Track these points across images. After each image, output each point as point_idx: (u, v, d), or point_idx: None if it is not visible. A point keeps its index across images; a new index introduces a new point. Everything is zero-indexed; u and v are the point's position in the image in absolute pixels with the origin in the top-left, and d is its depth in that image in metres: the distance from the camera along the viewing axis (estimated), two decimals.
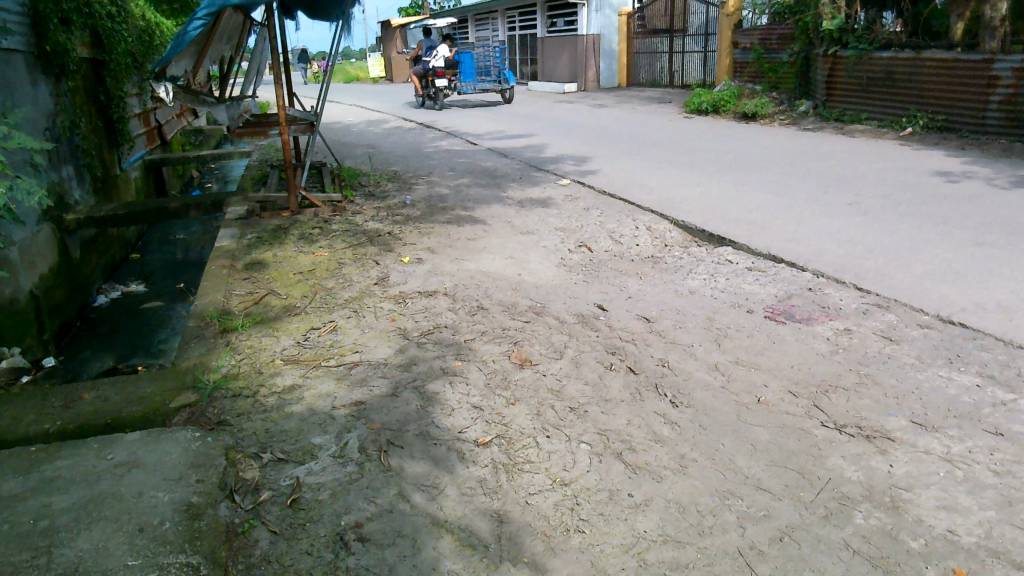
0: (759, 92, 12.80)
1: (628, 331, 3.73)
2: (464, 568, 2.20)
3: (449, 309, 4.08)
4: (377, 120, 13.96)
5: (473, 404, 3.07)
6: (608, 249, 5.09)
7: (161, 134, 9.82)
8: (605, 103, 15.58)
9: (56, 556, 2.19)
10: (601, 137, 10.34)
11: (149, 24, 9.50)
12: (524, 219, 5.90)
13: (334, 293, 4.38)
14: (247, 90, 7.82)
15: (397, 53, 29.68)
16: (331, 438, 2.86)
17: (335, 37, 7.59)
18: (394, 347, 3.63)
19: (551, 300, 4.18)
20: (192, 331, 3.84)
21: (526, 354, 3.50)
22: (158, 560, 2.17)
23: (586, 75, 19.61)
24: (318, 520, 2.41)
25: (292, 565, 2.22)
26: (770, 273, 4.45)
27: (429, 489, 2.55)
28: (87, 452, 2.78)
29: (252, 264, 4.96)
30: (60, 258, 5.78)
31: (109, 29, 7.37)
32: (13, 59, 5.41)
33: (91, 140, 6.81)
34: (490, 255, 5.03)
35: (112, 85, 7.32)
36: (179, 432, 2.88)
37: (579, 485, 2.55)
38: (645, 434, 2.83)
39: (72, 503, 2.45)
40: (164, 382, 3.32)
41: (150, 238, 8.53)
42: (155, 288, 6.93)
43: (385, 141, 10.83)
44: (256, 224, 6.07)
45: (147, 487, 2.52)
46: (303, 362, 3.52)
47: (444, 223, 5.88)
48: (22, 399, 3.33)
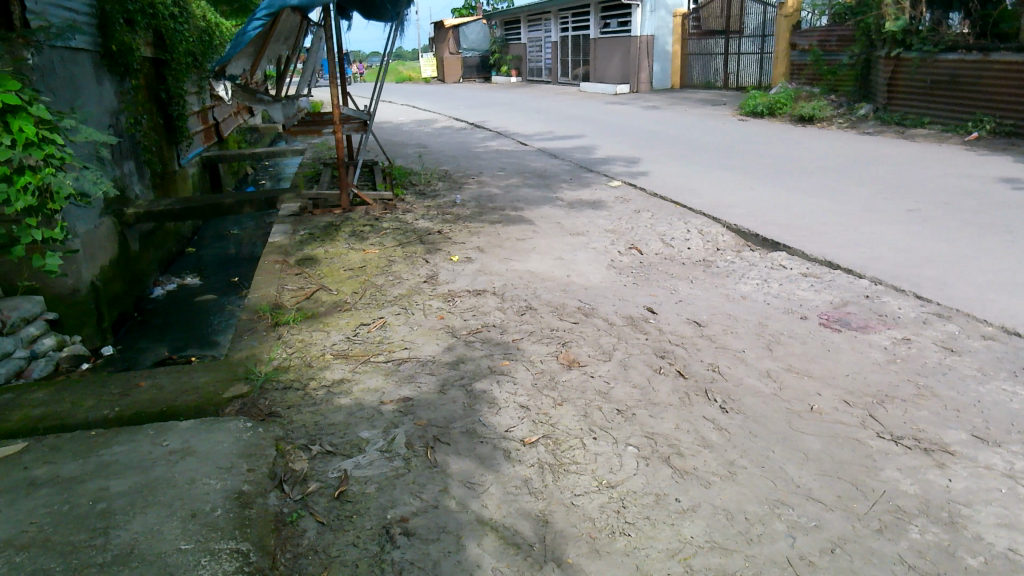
0: (816, 94, 12.47)
1: (677, 335, 3.69)
2: (508, 566, 2.20)
3: (497, 308, 4.09)
4: (428, 120, 14.00)
5: (520, 404, 3.07)
6: (658, 252, 5.05)
7: (216, 132, 10.11)
8: (657, 104, 15.49)
9: (113, 537, 2.25)
10: (651, 138, 10.30)
11: (209, 24, 9.73)
12: (573, 220, 5.91)
13: (383, 290, 4.43)
14: (303, 90, 7.93)
15: (450, 54, 30.63)
16: (378, 433, 2.90)
17: (388, 39, 7.63)
18: (442, 345, 3.66)
19: (600, 302, 4.16)
20: (245, 325, 3.95)
21: (574, 355, 3.49)
22: (210, 546, 2.22)
23: (639, 77, 19.47)
24: (364, 513, 2.44)
25: (338, 556, 2.25)
26: (825, 279, 4.36)
27: (474, 486, 2.57)
28: (143, 438, 2.87)
29: (304, 260, 5.06)
30: (118, 250, 5.97)
31: (172, 28, 7.58)
32: (80, 58, 5.62)
33: (151, 138, 7.03)
34: (538, 255, 5.04)
35: (172, 84, 7.54)
36: (230, 422, 2.96)
37: (624, 488, 2.53)
38: (693, 439, 2.79)
39: (128, 487, 2.53)
40: (217, 373, 3.41)
41: (204, 234, 8.77)
42: (209, 282, 7.11)
43: (436, 141, 10.94)
44: (308, 221, 6.19)
45: (198, 474, 2.58)
46: (352, 358, 3.56)
47: (493, 223, 5.90)
48: (81, 384, 3.46)
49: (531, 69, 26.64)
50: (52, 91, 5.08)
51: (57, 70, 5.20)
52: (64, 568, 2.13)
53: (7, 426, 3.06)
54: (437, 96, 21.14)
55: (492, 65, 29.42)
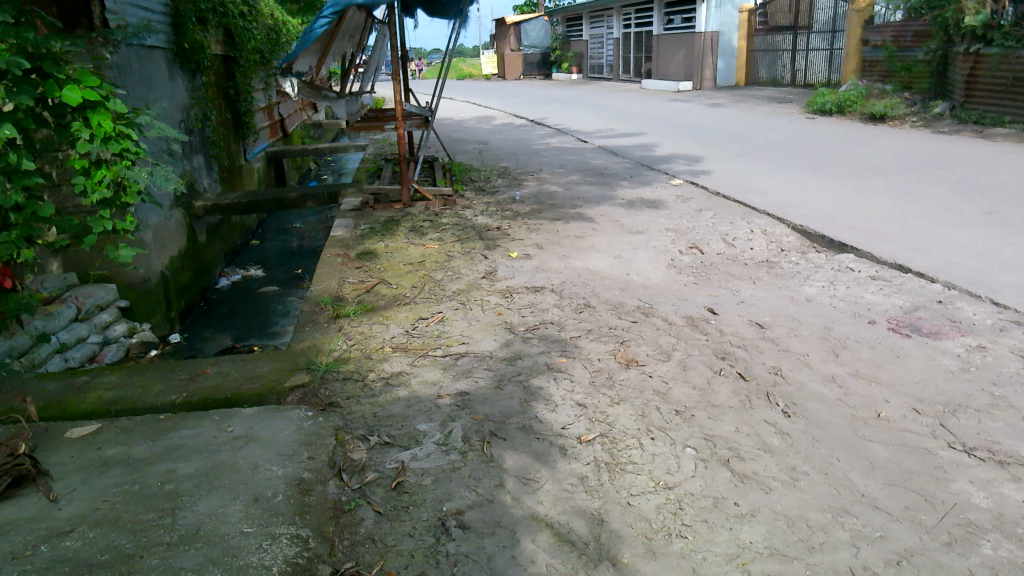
0: (888, 92, 12.05)
1: (738, 337, 3.62)
2: (562, 564, 2.20)
3: (555, 306, 4.09)
4: (487, 117, 14.07)
5: (576, 402, 3.06)
6: (720, 252, 4.96)
7: (281, 127, 10.36)
8: (721, 101, 15.25)
9: (180, 518, 2.33)
10: (713, 136, 10.13)
11: (276, 22, 9.97)
12: (634, 218, 5.85)
13: (442, 285, 4.47)
14: (366, 86, 8.05)
15: (511, 51, 30.70)
16: (435, 427, 2.93)
17: (451, 36, 7.70)
18: (499, 340, 3.68)
19: (659, 301, 4.12)
20: (307, 317, 4.05)
21: (632, 355, 3.46)
22: (271, 529, 2.27)
23: (702, 74, 19.16)
24: (420, 504, 2.48)
25: (394, 546, 2.29)
26: (895, 283, 4.22)
27: (530, 482, 2.58)
28: (209, 423, 2.96)
29: (364, 254, 5.15)
30: (186, 242, 6.18)
31: (242, 27, 7.79)
32: (155, 56, 5.82)
33: (219, 133, 7.25)
34: (597, 253, 5.00)
35: (240, 80, 7.76)
36: (292, 410, 3.03)
37: (682, 490, 2.50)
38: (754, 443, 2.74)
39: (194, 470, 2.61)
40: (280, 362, 3.51)
41: (268, 227, 9.01)
42: (272, 274, 7.30)
43: (496, 137, 10.98)
44: (368, 215, 6.29)
45: (262, 460, 2.65)
46: (411, 351, 3.61)
47: (552, 220, 5.89)
48: (151, 370, 3.60)
49: (592, 66, 26.48)
50: (128, 87, 5.28)
51: (133, 68, 5.41)
52: (134, 545, 2.21)
53: (82, 407, 3.20)
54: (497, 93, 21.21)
55: (553, 62, 29.39)
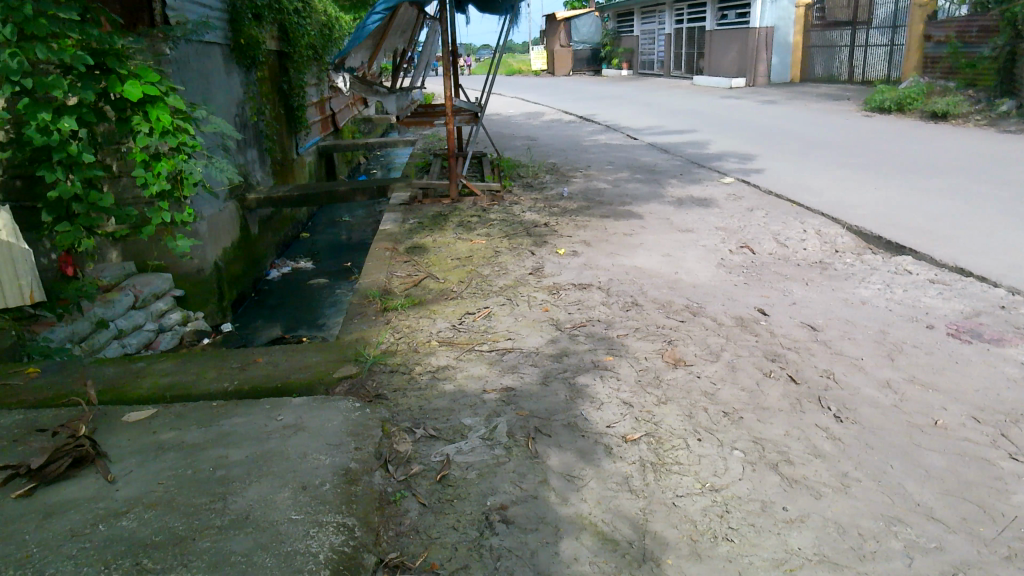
0: (951, 90, 11.66)
1: (790, 339, 3.55)
2: (606, 563, 2.19)
3: (602, 303, 4.07)
4: (536, 113, 14.06)
5: (622, 401, 3.04)
6: (771, 252, 4.88)
7: (333, 122, 10.52)
8: (775, 98, 14.95)
9: (231, 503, 2.39)
10: (767, 134, 9.95)
11: (329, 18, 10.12)
12: (683, 216, 5.79)
13: (489, 280, 4.49)
14: (416, 82, 8.11)
15: (561, 47, 30.60)
16: (481, 421, 2.95)
17: (502, 31, 7.70)
18: (546, 337, 3.68)
19: (708, 301, 4.06)
20: (356, 310, 4.11)
21: (680, 354, 3.43)
22: (318, 517, 2.31)
23: (756, 70, 18.82)
24: (465, 498, 2.50)
25: (438, 538, 2.32)
26: (955, 287, 4.10)
27: (574, 480, 2.57)
28: (260, 411, 3.03)
29: (413, 248, 5.20)
30: (239, 233, 6.33)
31: (296, 23, 7.92)
32: (213, 51, 5.97)
33: (273, 127, 7.39)
34: (645, 251, 4.97)
35: (293, 76, 7.90)
36: (340, 401, 3.08)
37: (729, 492, 2.46)
38: (804, 448, 2.69)
39: (245, 456, 2.68)
40: (329, 354, 3.57)
41: (318, 220, 9.16)
42: (322, 266, 7.42)
43: (544, 133, 10.96)
44: (417, 210, 6.34)
45: (310, 449, 2.70)
46: (457, 345, 3.64)
47: (600, 217, 5.87)
48: (205, 358, 3.69)
49: (643, 62, 26.24)
50: (186, 83, 5.42)
51: (192, 63, 5.54)
52: (187, 527, 2.27)
53: (139, 392, 3.31)
54: (546, 89, 21.17)
55: (603, 58, 29.20)
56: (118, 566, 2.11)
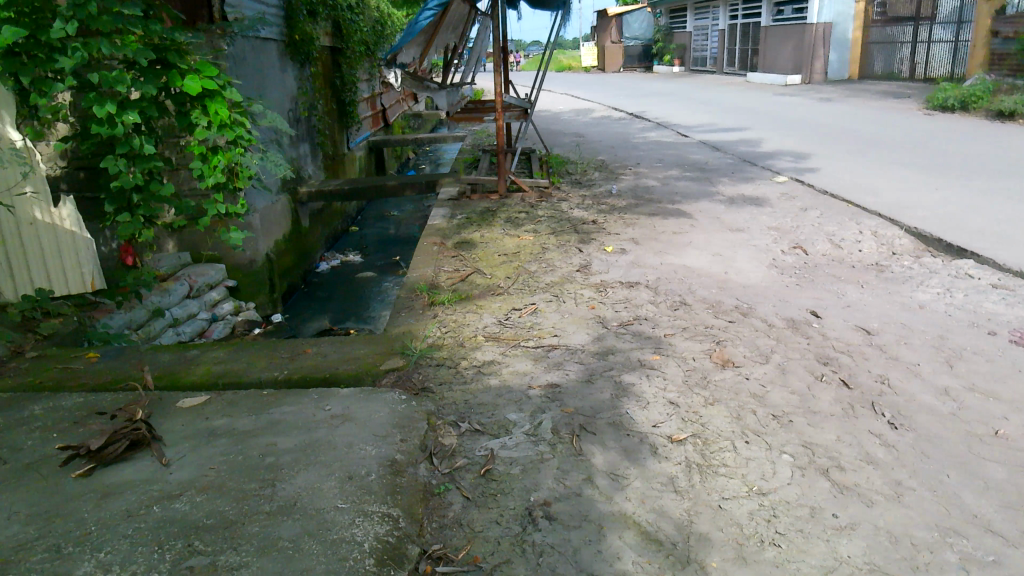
0: (1019, 88, 11.23)
1: (843, 342, 3.47)
2: (649, 563, 2.18)
3: (650, 302, 4.04)
4: (585, 110, 13.98)
5: (669, 401, 3.01)
6: (825, 253, 4.77)
7: (383, 117, 10.64)
8: (832, 96, 14.60)
9: (279, 489, 2.45)
10: (823, 132, 9.73)
11: (382, 14, 10.23)
12: (734, 215, 5.70)
13: (536, 277, 4.49)
14: (467, 78, 8.13)
15: (612, 43, 30.38)
16: (525, 417, 2.95)
17: (553, 27, 7.68)
18: (592, 334, 3.67)
19: (759, 302, 4.00)
20: (403, 303, 4.16)
21: (729, 355, 3.38)
22: (364, 507, 2.34)
23: (813, 67, 18.39)
24: (508, 493, 2.51)
25: (482, 532, 2.33)
26: (1020, 293, 3.95)
27: (618, 479, 2.56)
28: (308, 401, 3.09)
29: (461, 243, 5.23)
30: (290, 226, 6.45)
31: (349, 19, 8.03)
32: (268, 47, 6.09)
33: (325, 122, 7.51)
34: (695, 250, 4.91)
35: (346, 71, 8.01)
36: (386, 393, 3.12)
37: (777, 497, 2.42)
38: (856, 454, 2.63)
39: (293, 445, 2.73)
40: (376, 346, 3.62)
41: (367, 215, 9.28)
42: (370, 260, 7.51)
43: (594, 130, 10.90)
44: (466, 205, 6.38)
45: (356, 440, 2.74)
46: (502, 340, 3.65)
47: (649, 215, 5.81)
48: (256, 347, 3.77)
49: (696, 58, 25.88)
50: (243, 77, 5.54)
51: (248, 58, 5.66)
52: (237, 512, 2.33)
53: (193, 378, 3.40)
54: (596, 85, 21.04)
55: (654, 55, 28.90)
56: (170, 547, 2.17)
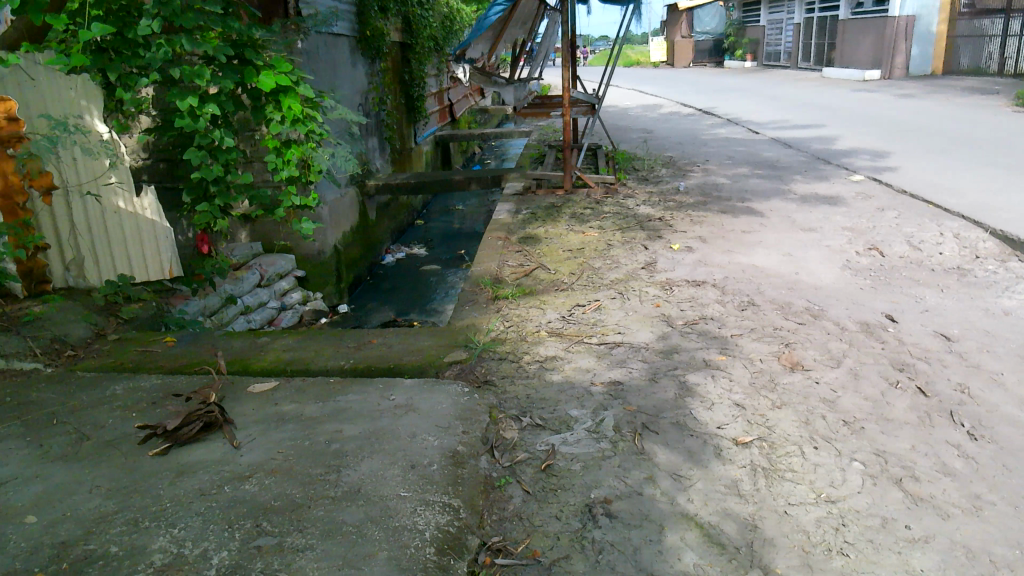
0: None
1: (920, 348, 3.35)
2: (712, 565, 2.15)
3: (716, 301, 3.97)
4: (654, 105, 13.79)
5: (734, 402, 2.96)
6: (902, 255, 4.60)
7: (450, 112, 10.74)
8: (914, 92, 14.02)
9: (344, 476, 2.50)
10: (903, 130, 9.36)
11: (451, 10, 10.32)
12: (806, 215, 5.54)
13: (600, 273, 4.47)
14: (534, 73, 8.13)
15: (682, 38, 29.90)
16: (587, 413, 2.95)
17: (623, 22, 7.60)
18: (656, 333, 3.63)
19: (831, 304, 3.88)
20: (467, 297, 4.20)
21: (798, 358, 3.30)
22: (426, 496, 2.38)
23: (894, 61, 17.68)
24: (568, 489, 2.51)
25: (541, 526, 2.34)
26: None
27: (680, 479, 2.53)
28: (373, 390, 3.16)
29: (525, 238, 5.25)
30: (357, 218, 6.59)
31: (419, 15, 8.13)
32: (340, 42, 6.21)
33: (393, 116, 7.63)
34: (764, 249, 4.80)
35: (415, 66, 8.11)
36: (449, 385, 3.16)
37: (846, 505, 2.36)
38: (932, 464, 2.53)
39: (358, 432, 2.79)
40: (440, 339, 3.67)
41: (433, 208, 9.39)
42: (435, 253, 7.61)
43: (662, 126, 10.76)
44: (531, 200, 6.39)
45: (420, 430, 2.79)
46: (566, 336, 3.64)
47: (717, 213, 5.71)
48: (323, 336, 3.87)
49: (769, 53, 25.27)
50: (316, 72, 5.67)
51: (321, 54, 5.80)
52: (303, 495, 2.40)
53: (263, 365, 3.52)
54: (665, 80, 20.73)
55: (726, 49, 28.32)
56: (241, 527, 2.25)
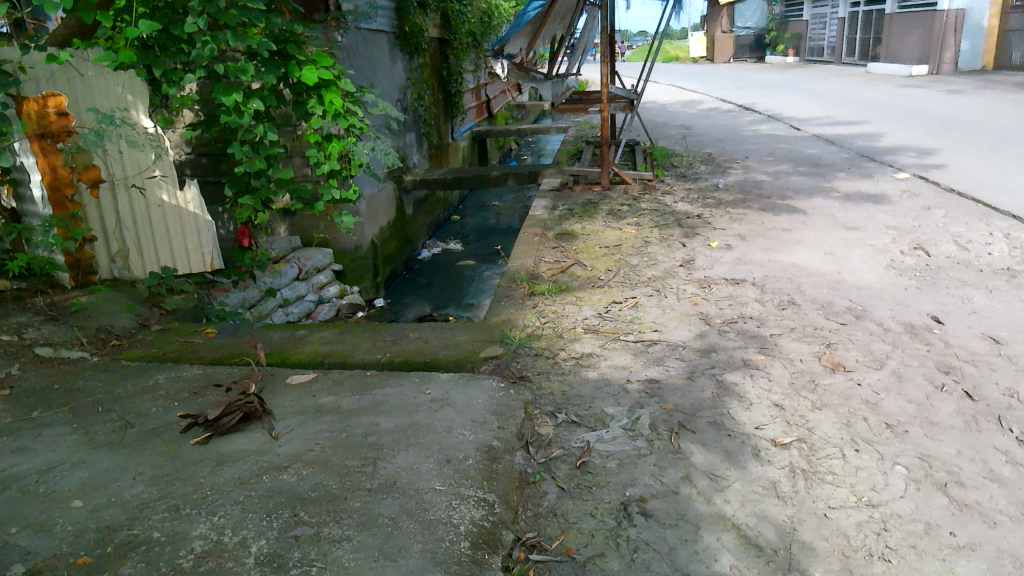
0: None
1: (967, 351, 3.27)
2: (749, 567, 2.13)
3: (755, 300, 3.92)
4: (693, 101, 13.66)
5: (773, 403, 2.93)
6: (949, 255, 4.49)
7: (487, 108, 10.75)
8: (964, 88, 13.65)
9: (380, 468, 2.53)
10: (951, 127, 9.13)
11: (490, 5, 10.33)
12: (849, 213, 5.44)
13: (637, 270, 4.44)
14: (572, 69, 8.07)
15: (722, 33, 29.52)
16: (623, 411, 2.93)
17: (663, 17, 7.52)
18: (694, 331, 3.59)
19: (874, 304, 3.80)
20: (504, 292, 4.21)
21: (839, 359, 3.24)
22: (461, 490, 2.40)
23: (942, 56, 17.25)
24: (604, 486, 2.50)
25: (576, 524, 2.34)
26: None
27: (718, 479, 2.51)
28: (409, 384, 3.19)
29: (562, 235, 5.24)
30: (394, 213, 6.64)
31: (457, 11, 8.15)
32: (380, 38, 6.26)
33: (431, 112, 7.67)
34: (805, 248, 4.72)
35: (453, 62, 8.14)
36: (485, 380, 3.18)
37: (888, 509, 2.31)
38: (979, 470, 2.47)
39: (394, 425, 2.82)
40: (476, 334, 3.69)
41: (469, 204, 9.42)
42: (471, 248, 7.63)
43: (701, 122, 10.64)
44: (568, 196, 6.37)
45: (456, 424, 2.80)
46: (602, 333, 3.63)
47: (758, 211, 5.63)
48: (360, 329, 3.92)
49: (812, 48, 24.83)
50: (356, 68, 5.73)
51: (361, 49, 5.85)
52: (340, 487, 2.43)
53: (302, 357, 3.57)
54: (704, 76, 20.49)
55: (767, 45, 27.89)
56: (278, 516, 2.29)
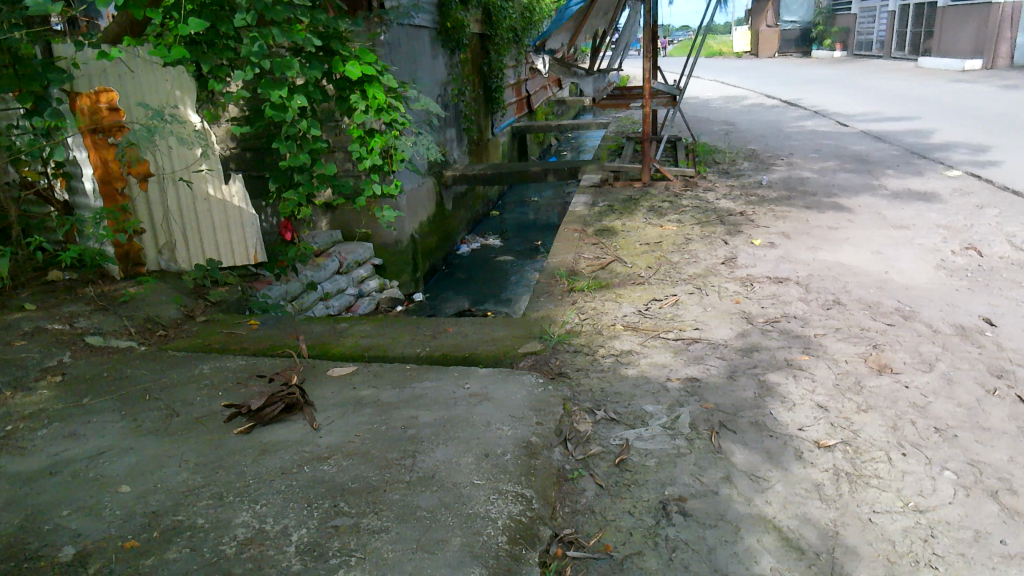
0: None
1: (1021, 355, 3.17)
2: (790, 570, 2.10)
3: (799, 299, 3.85)
4: (736, 97, 13.47)
5: (817, 404, 2.88)
6: (1003, 256, 4.36)
7: (527, 103, 10.74)
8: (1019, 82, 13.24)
9: (419, 461, 2.56)
10: (1006, 123, 8.87)
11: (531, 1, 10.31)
12: (898, 211, 5.32)
13: (678, 268, 4.40)
14: (614, 64, 8.01)
15: (766, 27, 29.04)
16: (663, 410, 2.91)
17: (707, 12, 7.42)
18: (735, 330, 3.55)
19: (923, 305, 3.71)
20: (543, 288, 4.21)
21: (885, 361, 3.17)
22: (498, 485, 2.41)
23: (996, 50, 16.75)
24: (642, 484, 2.49)
25: (614, 521, 2.33)
26: None
27: (759, 480, 2.48)
28: (448, 378, 3.21)
29: (602, 231, 5.22)
30: (434, 208, 6.68)
31: (499, 6, 8.15)
32: (422, 34, 6.30)
33: (471, 108, 7.69)
34: (851, 247, 4.63)
35: (494, 58, 8.15)
36: (523, 375, 3.18)
37: (935, 515, 2.26)
38: None
39: (433, 419, 2.84)
40: (515, 330, 3.69)
41: (509, 200, 9.43)
42: (510, 244, 7.65)
43: (744, 118, 10.50)
44: (608, 192, 6.34)
45: (494, 419, 2.82)
46: (642, 331, 3.61)
47: (803, 208, 5.54)
48: (400, 323, 3.95)
49: (860, 42, 24.30)
50: (398, 64, 5.77)
51: (403, 45, 5.89)
52: (379, 478, 2.46)
53: (343, 349, 3.61)
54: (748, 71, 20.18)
55: (814, 39, 27.37)
56: (319, 506, 2.33)
